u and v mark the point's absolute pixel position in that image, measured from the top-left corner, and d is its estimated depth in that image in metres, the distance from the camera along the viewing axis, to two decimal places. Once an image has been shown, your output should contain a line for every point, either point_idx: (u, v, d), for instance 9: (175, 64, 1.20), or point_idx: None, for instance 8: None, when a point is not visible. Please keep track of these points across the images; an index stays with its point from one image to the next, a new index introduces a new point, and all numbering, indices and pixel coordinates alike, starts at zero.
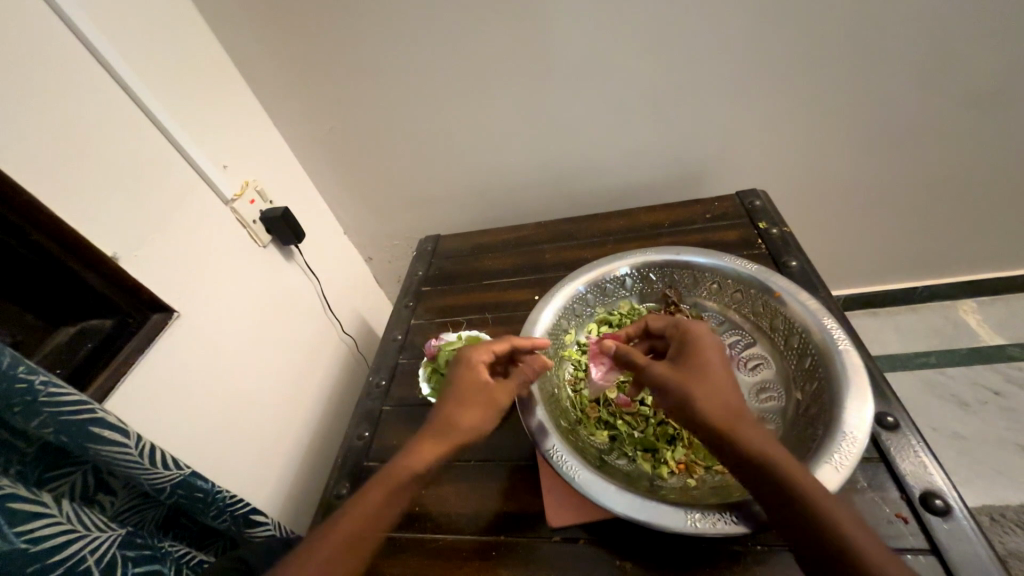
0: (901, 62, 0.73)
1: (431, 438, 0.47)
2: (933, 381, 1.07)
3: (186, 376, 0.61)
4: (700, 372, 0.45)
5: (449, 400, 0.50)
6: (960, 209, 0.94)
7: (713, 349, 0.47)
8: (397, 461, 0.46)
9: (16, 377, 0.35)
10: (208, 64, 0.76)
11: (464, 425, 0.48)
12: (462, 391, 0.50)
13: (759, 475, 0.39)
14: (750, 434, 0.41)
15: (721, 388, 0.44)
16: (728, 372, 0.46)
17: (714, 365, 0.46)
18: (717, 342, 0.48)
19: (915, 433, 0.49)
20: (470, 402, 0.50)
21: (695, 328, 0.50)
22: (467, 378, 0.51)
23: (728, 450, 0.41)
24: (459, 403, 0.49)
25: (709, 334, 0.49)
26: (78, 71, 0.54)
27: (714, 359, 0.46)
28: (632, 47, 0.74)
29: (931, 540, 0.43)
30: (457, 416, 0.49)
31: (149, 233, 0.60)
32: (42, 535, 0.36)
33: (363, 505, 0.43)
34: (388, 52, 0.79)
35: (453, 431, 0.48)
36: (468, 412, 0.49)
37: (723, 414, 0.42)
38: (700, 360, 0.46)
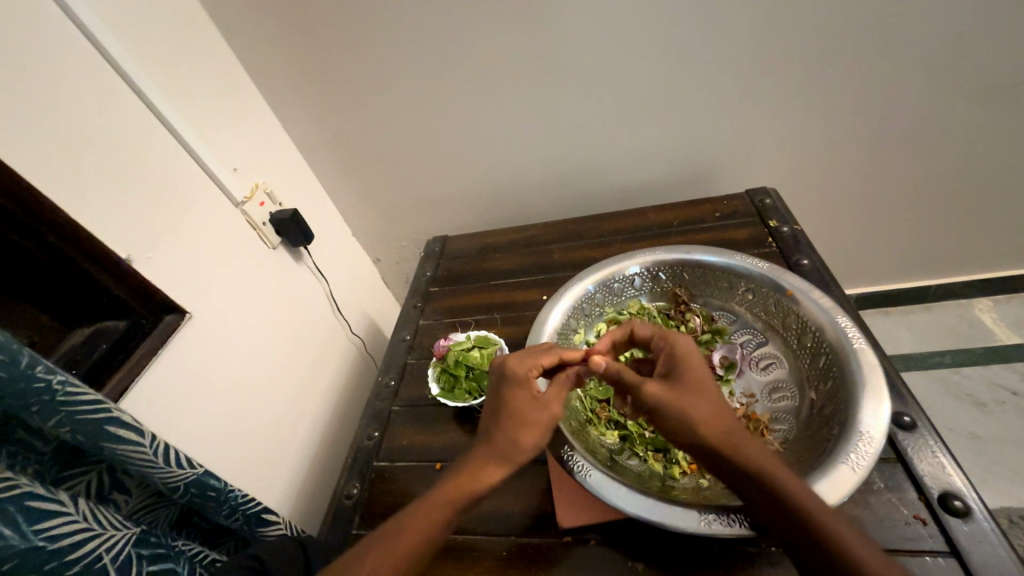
0: (913, 57, 0.72)
1: (490, 460, 0.45)
2: (948, 381, 1.06)
3: (198, 377, 0.61)
4: (691, 386, 0.44)
5: (504, 421, 0.46)
6: (975, 205, 0.92)
7: (701, 361, 0.46)
8: (459, 483, 0.44)
9: (35, 377, 0.35)
10: (218, 69, 0.77)
11: (525, 447, 0.45)
12: (517, 407, 0.47)
13: (757, 489, 0.38)
14: (748, 448, 0.40)
15: (713, 405, 0.43)
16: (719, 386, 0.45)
17: (704, 379, 0.45)
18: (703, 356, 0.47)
19: (933, 433, 0.49)
20: (527, 422, 0.46)
21: (679, 340, 0.48)
22: (518, 391, 0.48)
23: (725, 464, 0.40)
24: (517, 429, 0.46)
25: (695, 345, 0.48)
26: (91, 76, 0.55)
27: (704, 371, 0.45)
28: (640, 46, 0.74)
29: (950, 542, 0.42)
30: (517, 438, 0.45)
31: (161, 236, 0.61)
32: (59, 534, 0.36)
33: (419, 521, 0.43)
34: (395, 54, 0.79)
35: (516, 456, 0.45)
36: (529, 435, 0.45)
37: (718, 429, 0.41)
38: (690, 374, 0.45)
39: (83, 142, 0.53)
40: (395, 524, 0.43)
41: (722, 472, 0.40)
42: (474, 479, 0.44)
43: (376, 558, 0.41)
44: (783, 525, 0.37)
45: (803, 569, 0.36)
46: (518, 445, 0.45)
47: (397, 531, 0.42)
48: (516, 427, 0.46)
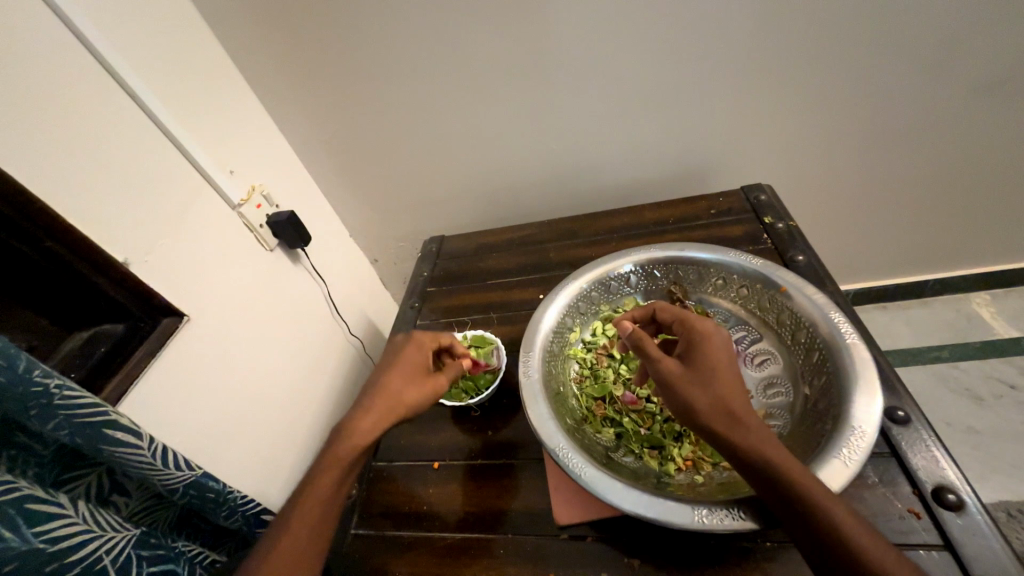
0: (907, 53, 0.72)
1: (369, 413, 0.50)
2: (946, 375, 1.06)
3: (196, 380, 0.62)
4: (704, 371, 0.45)
5: (393, 375, 0.53)
6: (971, 199, 0.92)
7: (719, 347, 0.46)
8: (344, 442, 0.49)
9: (32, 381, 0.35)
10: (213, 73, 0.78)
11: (407, 399, 0.52)
12: (400, 364, 0.55)
13: (758, 476, 0.39)
14: (754, 436, 0.41)
15: (722, 389, 0.43)
16: (734, 371, 0.45)
17: (718, 365, 0.45)
18: (723, 339, 0.47)
19: (926, 428, 0.49)
20: (412, 378, 0.54)
21: (699, 324, 0.49)
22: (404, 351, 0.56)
23: (728, 448, 0.41)
24: (403, 382, 0.53)
25: (715, 329, 0.48)
26: (85, 80, 0.56)
27: (719, 355, 0.46)
28: (634, 44, 0.74)
29: (944, 535, 0.43)
30: (400, 391, 0.52)
31: (158, 240, 0.61)
32: (60, 535, 0.36)
33: (317, 485, 0.47)
34: (390, 56, 0.80)
35: (396, 405, 0.51)
36: (412, 390, 0.53)
37: (723, 413, 0.42)
38: (705, 359, 0.45)
39: (78, 147, 0.54)
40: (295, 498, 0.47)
41: (724, 456, 0.42)
42: (358, 435, 0.49)
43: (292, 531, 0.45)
44: (786, 514, 0.38)
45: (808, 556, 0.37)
46: (395, 396, 0.52)
47: (299, 503, 0.46)
48: (396, 379, 0.53)
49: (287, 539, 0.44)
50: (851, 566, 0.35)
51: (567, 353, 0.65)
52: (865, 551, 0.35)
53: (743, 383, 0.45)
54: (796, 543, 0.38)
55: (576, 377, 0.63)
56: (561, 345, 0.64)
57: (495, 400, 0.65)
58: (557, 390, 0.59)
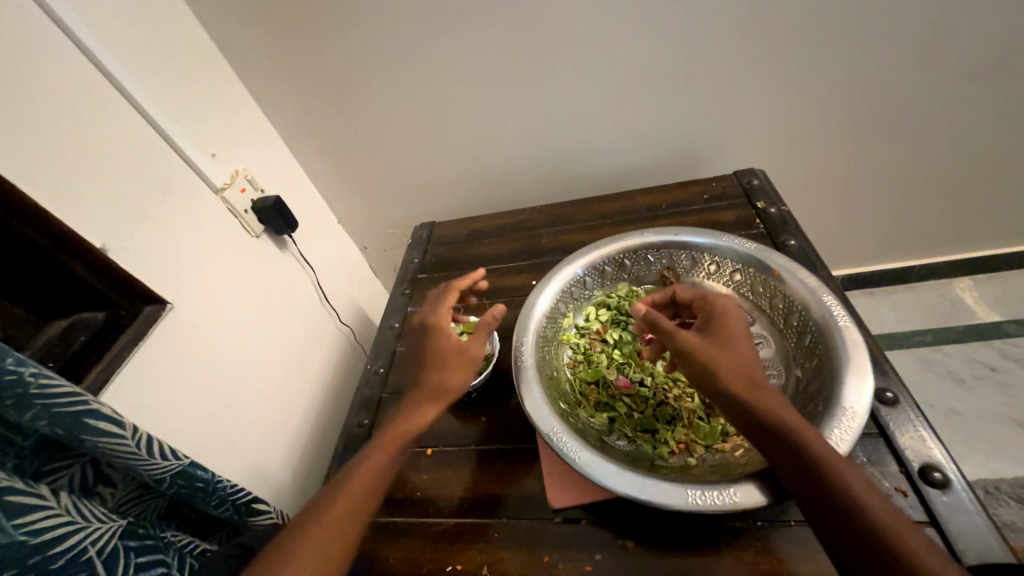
0: (902, 35, 0.71)
1: (420, 404, 0.50)
2: (930, 359, 1.08)
3: (181, 370, 0.60)
4: (722, 340, 0.46)
5: (432, 363, 0.53)
6: (959, 185, 0.93)
7: (736, 320, 0.48)
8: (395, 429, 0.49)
9: (5, 369, 0.34)
10: (192, 52, 0.74)
11: (447, 386, 0.51)
12: (438, 352, 0.53)
13: (772, 444, 0.40)
14: (771, 402, 0.42)
15: (741, 358, 0.45)
16: (749, 344, 0.46)
17: (735, 335, 0.46)
18: (741, 314, 0.49)
19: (914, 408, 0.50)
20: (449, 364, 0.52)
21: (719, 300, 0.50)
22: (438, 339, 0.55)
23: (744, 412, 0.42)
24: (441, 370, 0.52)
25: (733, 304, 0.49)
26: (50, 53, 0.52)
27: (737, 327, 0.47)
28: (629, 23, 0.72)
29: (930, 512, 0.44)
30: (440, 378, 0.52)
31: (137, 225, 0.59)
32: (41, 527, 0.36)
33: (364, 470, 0.47)
34: (376, 35, 0.77)
35: (444, 394, 0.51)
36: (449, 374, 0.52)
37: (743, 378, 0.43)
38: (722, 330, 0.47)
39: (49, 126, 0.51)
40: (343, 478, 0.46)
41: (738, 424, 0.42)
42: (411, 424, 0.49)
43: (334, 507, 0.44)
44: (797, 481, 0.38)
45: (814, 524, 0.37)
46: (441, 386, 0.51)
47: (344, 484, 0.46)
48: (439, 369, 0.52)
49: (331, 517, 0.43)
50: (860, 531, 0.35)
51: (560, 339, 0.64)
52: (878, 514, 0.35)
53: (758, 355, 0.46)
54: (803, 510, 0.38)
55: (570, 363, 0.62)
56: (555, 330, 0.64)
57: (488, 385, 0.65)
58: (550, 374, 0.59)
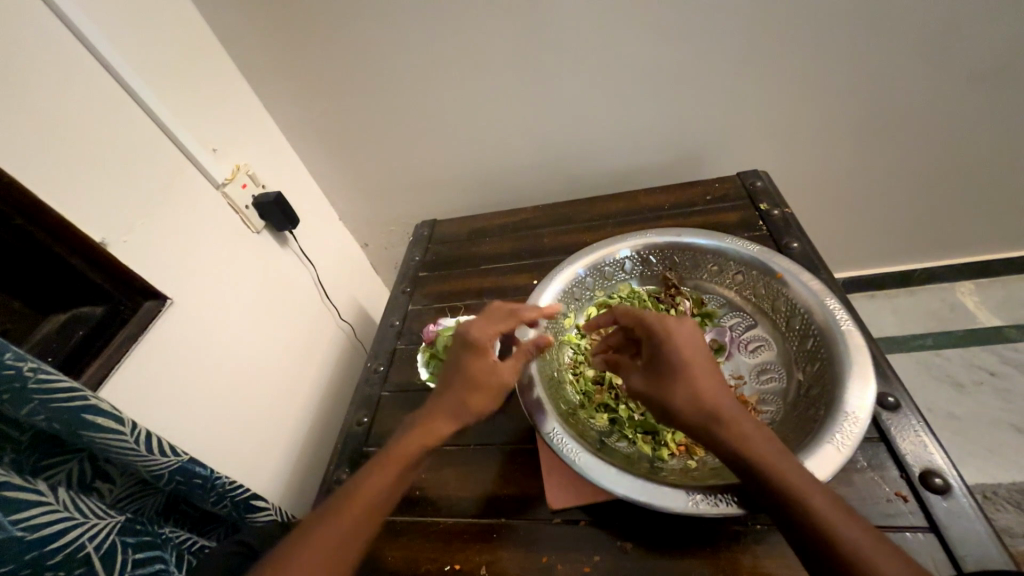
0: (908, 38, 0.71)
1: (441, 421, 0.49)
2: (930, 363, 1.08)
3: (179, 365, 0.60)
4: (672, 376, 0.44)
5: (459, 383, 0.50)
6: (963, 189, 0.92)
7: (685, 345, 0.45)
8: (411, 442, 0.47)
9: (4, 364, 0.34)
10: (194, 46, 0.74)
11: (473, 408, 0.49)
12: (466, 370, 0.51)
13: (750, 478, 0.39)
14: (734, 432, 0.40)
15: (694, 387, 0.42)
16: (703, 367, 0.43)
17: (683, 366, 0.44)
18: (686, 336, 0.46)
19: (915, 413, 0.49)
20: (477, 387, 0.50)
21: (660, 322, 0.47)
22: (465, 356, 0.52)
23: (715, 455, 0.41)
24: (468, 392, 0.50)
25: (675, 323, 0.46)
26: (52, 46, 0.52)
27: (682, 355, 0.44)
28: (634, 22, 0.71)
29: (930, 518, 0.43)
30: (466, 399, 0.49)
31: (138, 220, 0.59)
32: (39, 523, 0.35)
33: (381, 480, 0.45)
34: (379, 31, 0.76)
35: (467, 414, 0.49)
36: (476, 398, 0.49)
37: (696, 417, 0.41)
38: (667, 363, 0.44)
39: (48, 118, 0.51)
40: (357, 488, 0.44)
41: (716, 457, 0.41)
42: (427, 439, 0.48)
43: (344, 527, 0.42)
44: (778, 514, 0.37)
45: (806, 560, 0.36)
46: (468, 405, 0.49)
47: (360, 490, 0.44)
48: (470, 384, 0.50)
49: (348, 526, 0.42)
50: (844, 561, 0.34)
51: (561, 339, 0.64)
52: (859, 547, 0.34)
53: (716, 380, 0.43)
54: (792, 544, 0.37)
55: (571, 363, 0.62)
56: (556, 330, 0.64)
57: None
58: (551, 374, 0.59)
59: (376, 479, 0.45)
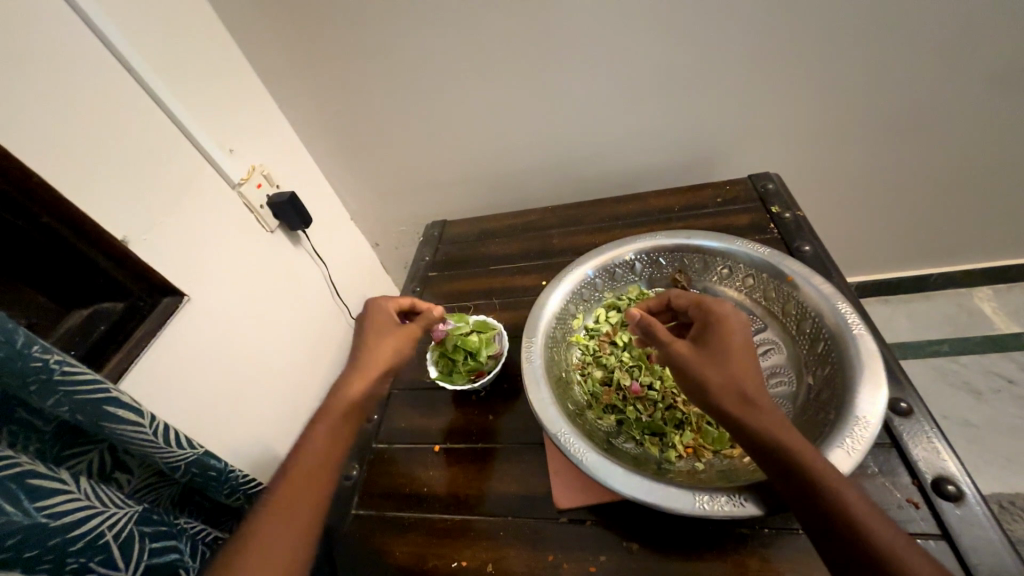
0: (924, 40, 0.70)
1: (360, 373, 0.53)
2: (945, 369, 1.06)
3: (195, 360, 0.61)
4: (721, 354, 0.45)
5: (370, 340, 0.57)
6: (981, 193, 0.91)
7: (738, 331, 0.46)
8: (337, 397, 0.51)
9: (31, 356, 0.35)
10: (214, 49, 0.76)
11: (384, 355, 0.55)
12: (372, 330, 0.58)
13: (772, 461, 0.39)
14: (765, 416, 0.41)
15: (735, 368, 0.44)
16: (748, 353, 0.45)
17: (735, 347, 0.45)
18: (740, 323, 0.47)
19: (928, 419, 0.49)
20: (385, 339, 0.57)
21: (717, 306, 0.49)
22: (371, 321, 0.59)
23: (742, 436, 0.41)
24: (379, 345, 0.56)
25: (734, 312, 0.48)
26: (79, 50, 0.54)
27: (736, 339, 0.46)
28: (646, 25, 0.71)
29: (942, 525, 0.43)
30: (379, 351, 0.56)
31: (157, 218, 0.60)
32: (61, 510, 0.37)
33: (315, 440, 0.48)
34: (393, 35, 0.77)
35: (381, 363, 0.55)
36: (386, 348, 0.56)
37: (735, 395, 0.42)
38: (720, 342, 0.46)
39: (73, 119, 0.52)
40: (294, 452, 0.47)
41: (736, 437, 0.41)
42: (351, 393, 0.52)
43: (291, 482, 0.45)
44: (795, 497, 0.38)
45: (819, 544, 0.36)
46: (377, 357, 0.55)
47: (302, 447, 0.48)
48: (376, 341, 0.56)
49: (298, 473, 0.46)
50: (860, 548, 0.35)
51: (569, 340, 0.64)
52: (881, 543, 0.34)
53: (759, 368, 0.44)
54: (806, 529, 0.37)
55: (579, 364, 0.63)
56: (564, 331, 0.64)
57: (497, 384, 0.65)
58: (560, 374, 0.59)
59: (312, 439, 0.48)
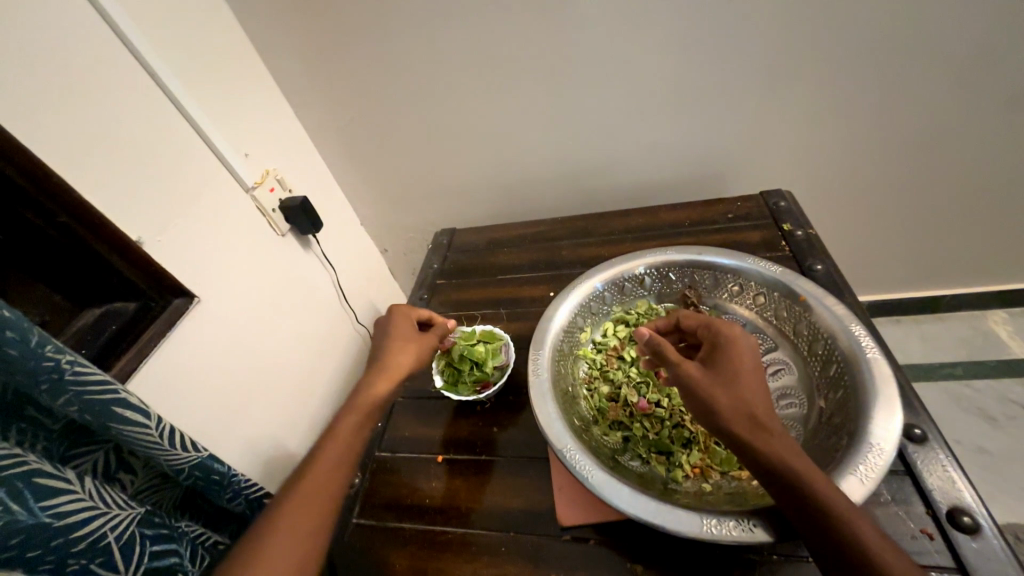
0: (938, 62, 0.70)
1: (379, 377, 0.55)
2: (959, 393, 1.04)
3: (203, 362, 0.62)
4: (731, 376, 0.44)
5: (389, 346, 0.58)
6: (997, 215, 0.90)
7: (748, 353, 0.46)
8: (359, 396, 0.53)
9: (44, 356, 0.35)
10: (234, 57, 0.77)
11: (402, 362, 0.56)
12: (392, 336, 0.59)
13: (782, 488, 0.38)
14: (776, 442, 0.40)
15: (744, 391, 0.43)
16: (758, 377, 0.44)
17: (744, 370, 0.44)
18: (750, 345, 0.47)
19: (943, 446, 0.48)
20: (404, 346, 0.58)
21: (726, 328, 0.48)
22: (391, 328, 0.61)
23: (752, 461, 0.40)
24: (398, 351, 0.57)
25: (743, 334, 0.48)
26: (104, 56, 0.55)
27: (746, 361, 0.45)
28: (659, 41, 0.72)
29: (957, 558, 0.42)
30: (397, 357, 0.57)
31: (172, 220, 0.61)
32: (65, 511, 0.37)
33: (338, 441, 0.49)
34: (408, 45, 0.78)
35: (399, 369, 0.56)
36: (404, 355, 0.57)
37: (745, 419, 0.41)
38: (729, 364, 0.45)
39: (95, 122, 0.53)
40: (314, 454, 0.48)
41: (746, 463, 0.41)
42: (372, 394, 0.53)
43: (311, 480, 0.46)
44: (807, 527, 0.37)
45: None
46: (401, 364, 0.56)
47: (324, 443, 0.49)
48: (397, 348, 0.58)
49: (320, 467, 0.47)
50: None
51: (576, 353, 0.64)
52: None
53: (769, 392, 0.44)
54: (818, 560, 0.36)
55: (586, 378, 0.62)
56: (571, 344, 0.64)
57: (502, 396, 0.65)
58: (566, 388, 0.59)
59: (333, 439, 0.49)
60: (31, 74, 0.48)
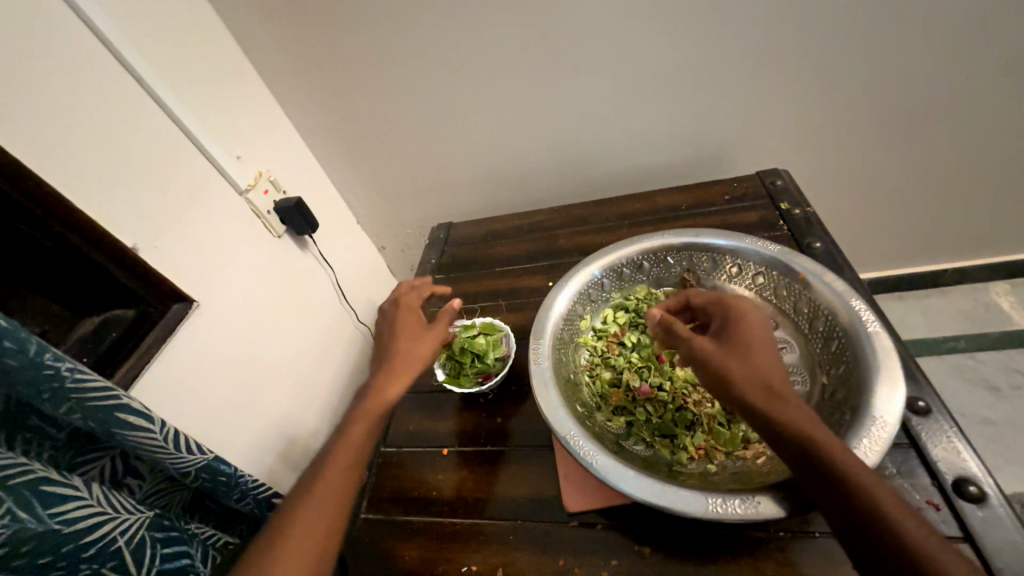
0: (934, 32, 0.69)
1: (392, 376, 0.54)
2: (962, 366, 1.04)
3: (205, 366, 0.62)
4: (743, 347, 0.44)
5: (399, 343, 0.57)
6: (996, 186, 0.89)
7: (759, 325, 0.46)
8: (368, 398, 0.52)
9: (43, 364, 0.35)
10: (222, 59, 0.76)
11: (417, 357, 0.56)
12: (400, 333, 0.59)
13: (799, 456, 0.38)
14: (791, 410, 0.40)
15: (758, 362, 0.43)
16: (771, 347, 0.44)
17: (756, 341, 0.45)
18: (760, 317, 0.47)
19: (948, 419, 0.48)
20: (415, 341, 0.58)
21: (736, 302, 0.49)
22: (399, 324, 0.60)
23: (769, 429, 0.40)
24: (410, 349, 0.57)
25: (753, 307, 0.48)
26: (89, 62, 0.55)
27: (757, 332, 0.45)
28: (649, 24, 0.71)
29: (964, 527, 0.42)
30: (410, 353, 0.56)
31: (166, 225, 0.61)
32: (74, 517, 0.37)
33: (351, 436, 0.50)
34: (396, 39, 0.77)
35: (413, 364, 0.56)
36: (418, 351, 0.57)
37: (761, 389, 0.41)
38: (740, 335, 0.45)
39: (83, 130, 0.53)
40: (328, 454, 0.48)
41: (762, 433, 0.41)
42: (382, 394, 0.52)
43: (332, 477, 0.47)
44: (823, 495, 0.37)
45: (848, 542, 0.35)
46: (416, 356, 0.56)
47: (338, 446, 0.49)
48: (410, 341, 0.58)
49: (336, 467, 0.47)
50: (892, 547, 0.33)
51: (577, 341, 0.64)
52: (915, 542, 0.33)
53: (781, 361, 0.44)
54: (835, 529, 0.36)
55: (587, 365, 0.62)
56: (572, 332, 0.64)
57: (504, 387, 0.65)
58: (568, 376, 0.59)
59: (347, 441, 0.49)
60: (16, 85, 0.48)
